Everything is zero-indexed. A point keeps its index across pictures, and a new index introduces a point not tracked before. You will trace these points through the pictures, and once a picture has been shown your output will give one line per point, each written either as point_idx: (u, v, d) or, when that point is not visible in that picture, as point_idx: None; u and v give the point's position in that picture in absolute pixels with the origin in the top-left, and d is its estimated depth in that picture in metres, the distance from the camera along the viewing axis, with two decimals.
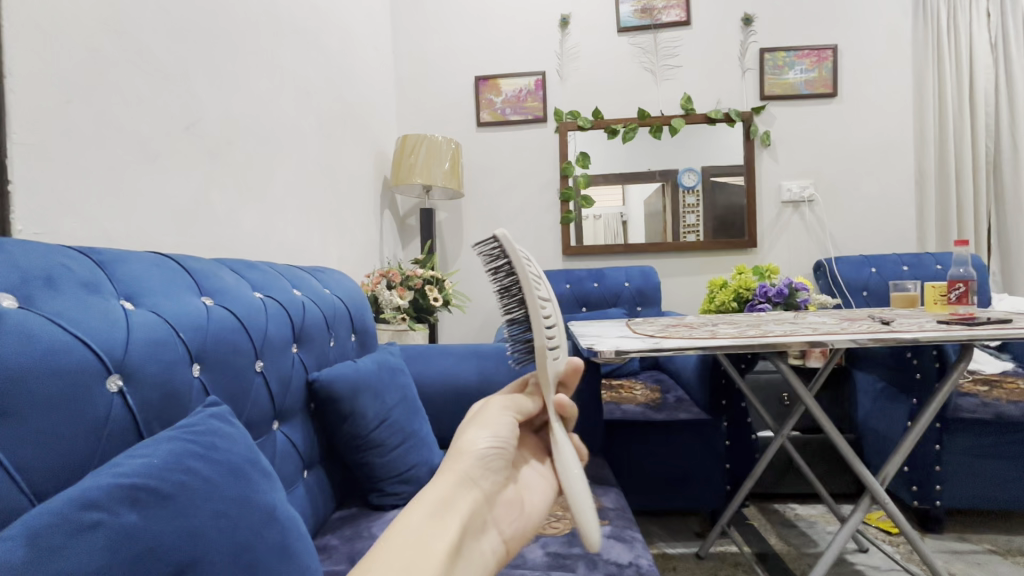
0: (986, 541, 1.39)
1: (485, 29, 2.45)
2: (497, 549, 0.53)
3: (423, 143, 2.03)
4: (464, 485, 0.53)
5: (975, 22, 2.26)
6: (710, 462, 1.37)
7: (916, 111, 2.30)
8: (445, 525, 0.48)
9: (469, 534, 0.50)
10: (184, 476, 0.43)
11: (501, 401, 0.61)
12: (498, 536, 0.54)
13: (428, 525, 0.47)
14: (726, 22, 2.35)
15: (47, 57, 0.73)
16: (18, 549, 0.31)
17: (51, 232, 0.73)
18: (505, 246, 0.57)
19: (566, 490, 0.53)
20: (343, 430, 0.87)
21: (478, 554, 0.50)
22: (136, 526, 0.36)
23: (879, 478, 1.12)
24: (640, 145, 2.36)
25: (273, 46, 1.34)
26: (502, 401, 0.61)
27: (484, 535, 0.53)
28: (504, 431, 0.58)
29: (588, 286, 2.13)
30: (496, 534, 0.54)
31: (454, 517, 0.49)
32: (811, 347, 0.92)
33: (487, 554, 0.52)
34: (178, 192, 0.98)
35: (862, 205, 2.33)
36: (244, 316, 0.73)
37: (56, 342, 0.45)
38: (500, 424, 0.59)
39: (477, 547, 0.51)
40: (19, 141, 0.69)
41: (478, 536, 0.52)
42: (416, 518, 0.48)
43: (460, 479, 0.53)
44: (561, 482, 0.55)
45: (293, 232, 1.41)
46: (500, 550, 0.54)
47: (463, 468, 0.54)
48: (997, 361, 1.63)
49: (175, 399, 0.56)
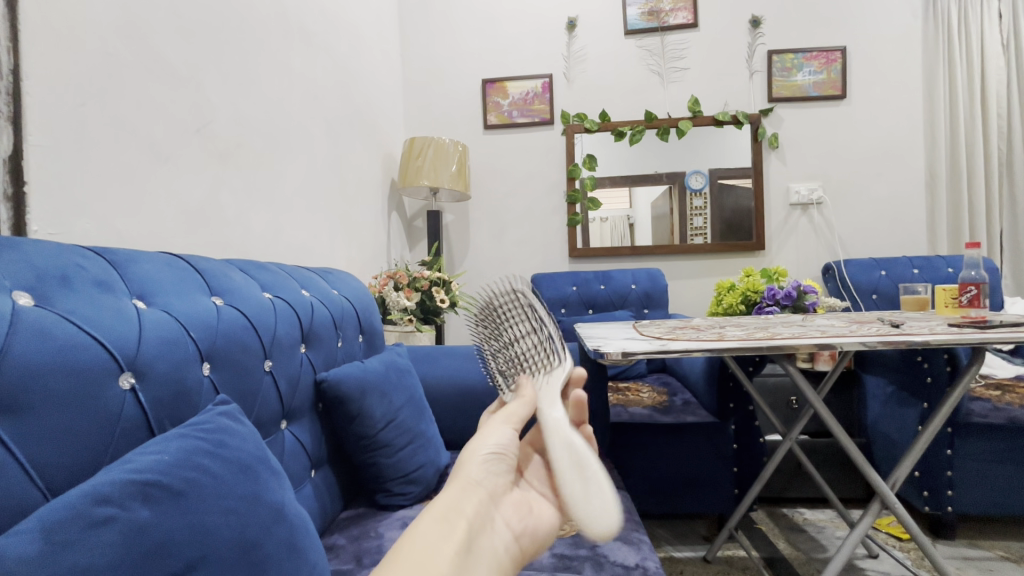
0: (999, 548, 1.37)
1: (492, 32, 2.46)
2: (509, 547, 0.52)
3: (430, 145, 2.04)
4: (471, 488, 0.53)
5: (987, 22, 2.23)
6: (716, 466, 1.36)
7: (926, 112, 2.28)
8: (453, 527, 0.48)
9: (478, 531, 0.49)
10: (195, 473, 0.43)
11: (500, 414, 0.59)
12: (510, 533, 0.53)
13: (435, 528, 0.47)
14: (733, 23, 2.34)
15: (63, 62, 0.74)
16: (34, 543, 0.32)
17: (65, 232, 0.74)
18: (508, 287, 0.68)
19: (576, 458, 0.49)
20: (350, 430, 0.88)
21: (489, 550, 0.49)
22: (148, 521, 0.37)
23: (890, 483, 1.10)
24: (646, 147, 2.36)
25: (283, 48, 1.36)
26: (502, 414, 0.59)
27: (495, 532, 0.52)
28: (504, 439, 0.58)
29: (595, 289, 2.13)
30: (508, 531, 0.53)
31: (460, 518, 0.49)
32: (819, 350, 0.91)
33: (499, 551, 0.50)
34: (188, 193, 0.99)
35: (872, 206, 2.31)
36: (254, 316, 0.74)
37: (72, 340, 0.46)
38: (500, 432, 0.59)
39: (488, 543, 0.50)
40: (33, 142, 0.70)
41: (489, 533, 0.51)
42: (427, 523, 0.47)
43: (466, 482, 0.54)
44: (569, 454, 0.49)
45: (302, 233, 1.42)
46: (514, 547, 0.53)
47: (468, 474, 0.55)
48: (1009, 366, 1.61)
49: (185, 398, 0.57)
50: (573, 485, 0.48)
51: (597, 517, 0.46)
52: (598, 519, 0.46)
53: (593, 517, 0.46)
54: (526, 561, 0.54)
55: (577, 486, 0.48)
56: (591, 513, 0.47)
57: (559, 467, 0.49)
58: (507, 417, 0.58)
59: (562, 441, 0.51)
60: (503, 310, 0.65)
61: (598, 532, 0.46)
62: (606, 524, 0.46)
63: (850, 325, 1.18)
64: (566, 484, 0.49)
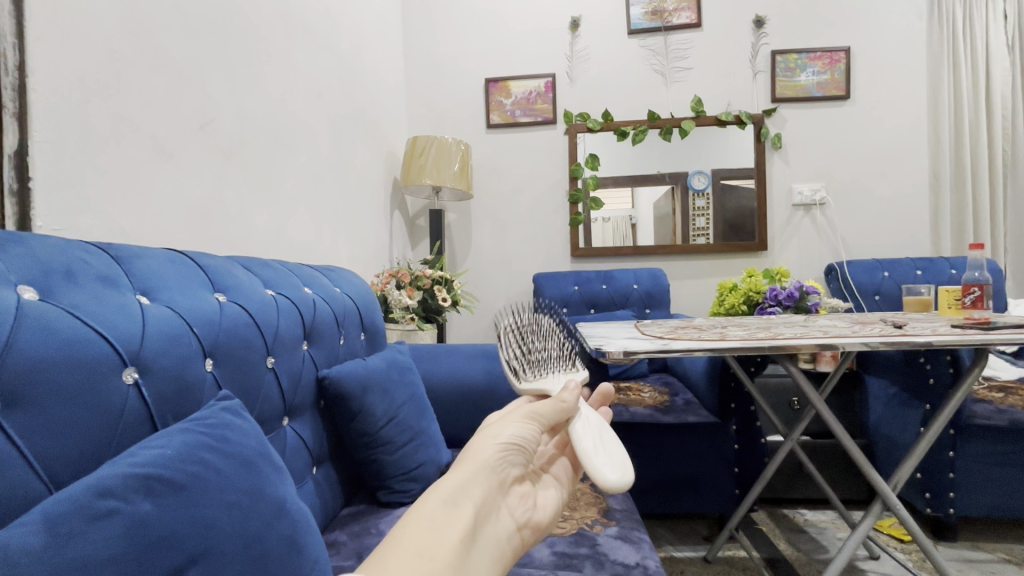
0: (1000, 550, 1.37)
1: (496, 30, 2.46)
2: (512, 537, 0.51)
3: (433, 144, 2.04)
4: (482, 472, 0.51)
5: (993, 23, 2.23)
6: (718, 466, 1.36)
7: (930, 113, 2.28)
8: (459, 512, 0.46)
9: (483, 518, 0.48)
10: (197, 468, 0.43)
11: (524, 407, 0.57)
12: (513, 523, 0.52)
13: (439, 512, 0.45)
14: (737, 23, 2.34)
15: (68, 58, 0.74)
16: (37, 535, 0.32)
17: (70, 228, 0.74)
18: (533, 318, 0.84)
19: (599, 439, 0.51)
20: (351, 427, 0.88)
21: (492, 539, 0.48)
22: (150, 514, 0.37)
23: (891, 484, 1.10)
24: (649, 147, 2.36)
25: (288, 46, 1.36)
26: (527, 408, 0.56)
27: (498, 519, 0.50)
28: (525, 432, 0.55)
29: (597, 288, 2.13)
30: (511, 520, 0.52)
31: (467, 503, 0.47)
32: (821, 350, 0.91)
33: (502, 540, 0.49)
34: (192, 190, 1.00)
35: (875, 207, 2.31)
36: (256, 312, 0.74)
37: (77, 334, 0.46)
38: (520, 424, 0.55)
39: (491, 531, 0.48)
40: (38, 138, 0.70)
41: (492, 520, 0.49)
42: (433, 506, 0.45)
43: (479, 465, 0.51)
44: (593, 429, 0.52)
45: (305, 230, 1.42)
46: (516, 538, 0.51)
47: (483, 459, 0.52)
48: (1014, 368, 1.60)
49: (188, 393, 0.57)
50: (589, 447, 0.50)
51: (603, 472, 0.45)
52: (605, 472, 0.46)
53: (602, 472, 0.45)
54: (525, 550, 0.53)
55: (596, 456, 0.48)
56: (603, 467, 0.46)
57: (579, 436, 0.51)
58: (531, 413, 0.55)
59: (582, 419, 0.54)
60: (530, 327, 0.81)
61: (602, 479, 0.45)
62: (612, 479, 0.45)
63: (853, 326, 1.18)
64: (582, 444, 0.50)
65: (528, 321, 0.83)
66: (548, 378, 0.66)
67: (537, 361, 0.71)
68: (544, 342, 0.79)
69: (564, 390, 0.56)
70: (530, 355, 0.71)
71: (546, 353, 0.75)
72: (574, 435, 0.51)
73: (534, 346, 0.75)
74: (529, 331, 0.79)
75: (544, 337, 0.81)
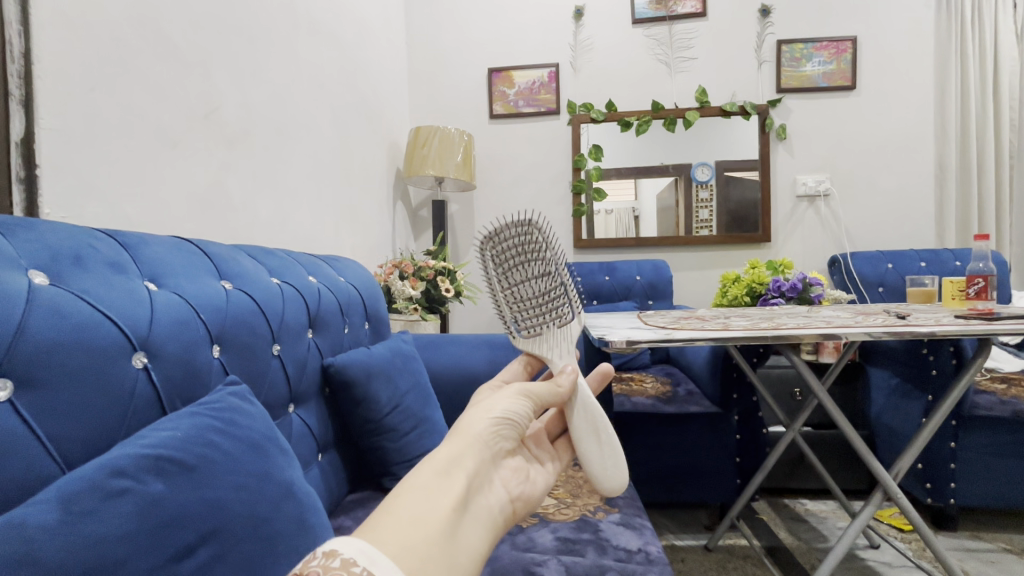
0: (1000, 540, 1.38)
1: (499, 19, 2.44)
2: (505, 507, 0.48)
3: (435, 135, 2.03)
4: (476, 445, 0.48)
5: (1002, 12, 2.20)
6: (719, 455, 1.37)
7: (937, 103, 2.26)
8: (452, 481, 0.43)
9: (475, 489, 0.44)
10: (206, 449, 0.44)
11: (518, 385, 0.56)
12: (506, 495, 0.48)
13: (434, 481, 0.41)
14: (742, 13, 2.31)
15: (73, 46, 0.74)
16: (52, 512, 0.33)
17: (76, 216, 0.75)
18: (516, 227, 0.66)
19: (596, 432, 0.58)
20: (355, 413, 0.89)
21: (483, 508, 0.44)
22: (162, 494, 0.38)
23: (894, 474, 1.10)
24: (652, 138, 2.35)
25: (291, 36, 1.36)
26: (518, 385, 0.56)
27: (491, 490, 0.47)
28: (519, 407, 0.53)
29: (600, 280, 2.12)
30: (504, 492, 0.48)
31: (461, 472, 0.44)
32: (824, 341, 0.91)
33: (494, 509, 0.46)
34: (196, 178, 1.00)
35: (879, 198, 2.30)
36: (263, 300, 0.75)
37: (88, 319, 0.46)
38: (514, 398, 0.54)
39: (485, 502, 0.45)
40: (45, 126, 0.70)
41: (485, 491, 0.46)
42: (426, 476, 0.42)
43: (472, 439, 0.48)
44: (590, 420, 0.58)
45: (309, 220, 1.42)
46: (508, 509, 0.48)
47: (476, 432, 0.49)
48: (1017, 359, 1.59)
49: (196, 377, 0.58)
50: (589, 447, 0.57)
51: (607, 475, 0.56)
52: (610, 476, 0.56)
53: (604, 474, 0.56)
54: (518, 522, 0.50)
55: (598, 451, 0.57)
56: (604, 470, 0.56)
57: (578, 431, 0.58)
58: (526, 391, 0.55)
59: (580, 407, 0.59)
60: (514, 247, 0.67)
61: (610, 486, 0.56)
62: (614, 482, 0.56)
63: (856, 317, 1.18)
64: (583, 445, 0.57)
65: (511, 237, 0.67)
66: (545, 333, 0.68)
67: (530, 314, 0.69)
68: (532, 269, 0.68)
69: (560, 375, 0.59)
70: (519, 305, 0.68)
71: (536, 289, 0.68)
72: (574, 428, 0.58)
73: (524, 289, 0.68)
74: (512, 260, 0.67)
75: (532, 257, 0.67)
